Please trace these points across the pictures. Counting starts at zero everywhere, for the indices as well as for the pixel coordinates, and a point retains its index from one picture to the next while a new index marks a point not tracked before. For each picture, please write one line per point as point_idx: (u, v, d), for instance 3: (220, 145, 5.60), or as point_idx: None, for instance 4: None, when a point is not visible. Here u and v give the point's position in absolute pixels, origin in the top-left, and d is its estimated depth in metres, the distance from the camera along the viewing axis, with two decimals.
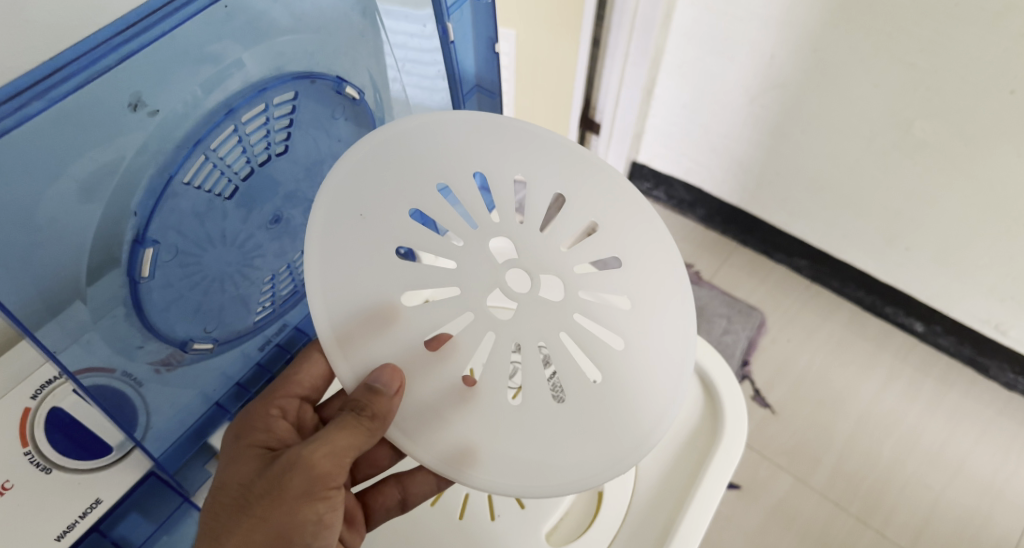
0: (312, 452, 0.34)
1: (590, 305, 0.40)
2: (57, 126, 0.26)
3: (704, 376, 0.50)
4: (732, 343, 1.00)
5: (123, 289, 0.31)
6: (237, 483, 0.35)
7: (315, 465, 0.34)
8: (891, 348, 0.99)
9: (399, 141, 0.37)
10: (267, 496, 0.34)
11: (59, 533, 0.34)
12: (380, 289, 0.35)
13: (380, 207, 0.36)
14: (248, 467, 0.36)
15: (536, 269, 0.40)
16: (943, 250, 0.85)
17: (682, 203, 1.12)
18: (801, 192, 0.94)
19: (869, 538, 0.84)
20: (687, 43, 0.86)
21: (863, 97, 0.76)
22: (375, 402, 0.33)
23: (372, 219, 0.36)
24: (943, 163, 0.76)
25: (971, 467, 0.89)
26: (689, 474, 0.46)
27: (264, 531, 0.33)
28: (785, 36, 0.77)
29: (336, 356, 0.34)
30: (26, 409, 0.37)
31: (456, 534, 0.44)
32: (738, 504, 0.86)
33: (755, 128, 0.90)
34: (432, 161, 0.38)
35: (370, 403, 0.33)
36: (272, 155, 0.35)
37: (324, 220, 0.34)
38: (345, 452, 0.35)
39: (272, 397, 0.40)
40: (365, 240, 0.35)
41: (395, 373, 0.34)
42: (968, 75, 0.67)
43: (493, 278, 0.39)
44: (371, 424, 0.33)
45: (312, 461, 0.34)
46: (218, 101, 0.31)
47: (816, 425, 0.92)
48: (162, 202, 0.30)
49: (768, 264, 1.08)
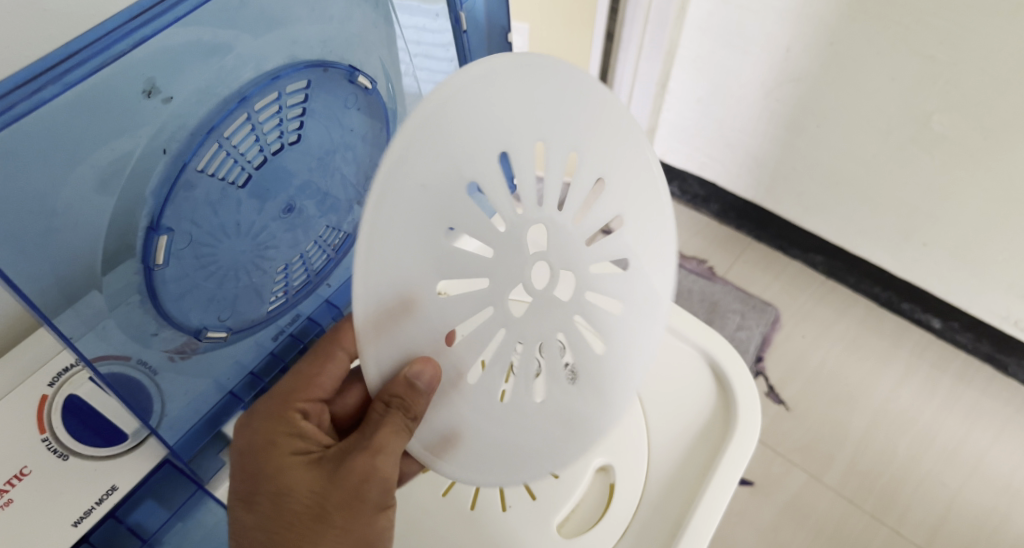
0: (382, 464, 0.35)
1: (593, 305, 0.40)
2: (72, 112, 0.26)
3: (717, 369, 0.50)
4: (746, 340, 0.99)
5: (138, 277, 0.31)
6: (307, 492, 0.35)
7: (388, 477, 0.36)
8: (907, 344, 0.98)
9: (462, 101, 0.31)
10: (346, 508, 0.35)
11: (77, 520, 0.34)
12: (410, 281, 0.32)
13: (439, 176, 0.31)
14: (305, 475, 0.36)
15: (557, 264, 0.37)
16: (961, 246, 0.83)
17: (696, 198, 1.11)
18: (817, 186, 0.92)
19: (884, 536, 0.82)
20: (701, 36, 0.85)
21: (880, 90, 0.75)
22: (413, 401, 0.33)
23: (432, 188, 0.31)
24: (962, 157, 0.74)
25: (988, 466, 0.87)
26: (702, 466, 0.46)
27: (349, 538, 0.35)
28: (802, 29, 0.76)
29: (365, 344, 0.32)
30: (43, 396, 0.38)
31: (468, 524, 0.44)
32: (750, 500, 0.86)
33: (770, 122, 0.89)
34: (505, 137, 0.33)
35: (409, 401, 0.33)
36: (285, 145, 0.35)
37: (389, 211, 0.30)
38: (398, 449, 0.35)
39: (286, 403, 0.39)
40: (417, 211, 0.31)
41: (428, 364, 0.34)
42: (988, 67, 0.66)
43: (520, 272, 0.36)
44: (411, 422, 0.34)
45: (385, 473, 0.35)
46: (230, 88, 0.31)
47: (831, 422, 0.91)
48: (177, 190, 0.30)
49: (782, 259, 1.07)
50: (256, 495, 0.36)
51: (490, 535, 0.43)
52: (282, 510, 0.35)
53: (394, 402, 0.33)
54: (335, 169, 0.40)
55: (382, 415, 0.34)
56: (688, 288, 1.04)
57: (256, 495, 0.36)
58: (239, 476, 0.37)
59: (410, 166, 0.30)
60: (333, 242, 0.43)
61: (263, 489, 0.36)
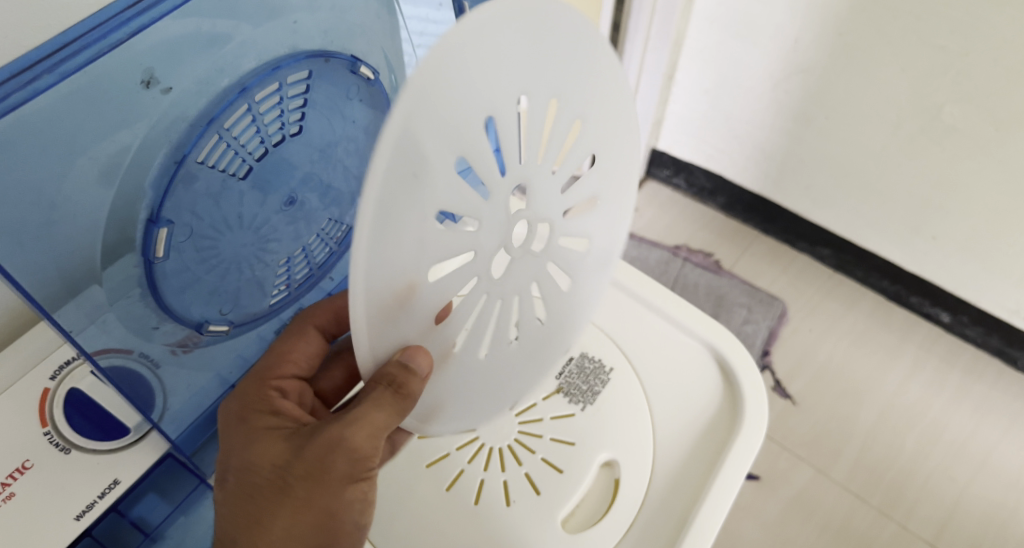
0: (352, 435, 0.33)
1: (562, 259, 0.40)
2: (70, 102, 0.25)
3: (724, 363, 0.49)
4: (753, 334, 0.98)
5: (138, 270, 0.31)
6: (268, 467, 0.35)
7: (358, 449, 0.33)
8: (916, 338, 0.97)
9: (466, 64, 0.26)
10: (308, 479, 0.34)
11: (78, 514, 0.34)
12: (407, 268, 0.28)
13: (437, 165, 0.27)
14: (276, 447, 0.35)
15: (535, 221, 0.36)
16: (971, 239, 0.82)
17: (703, 190, 1.10)
18: (825, 179, 0.91)
19: (891, 532, 0.82)
20: (710, 27, 0.84)
21: (890, 81, 0.74)
22: (410, 381, 0.32)
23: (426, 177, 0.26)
24: (974, 149, 0.73)
25: (997, 461, 0.87)
26: (708, 462, 0.45)
27: (312, 513, 0.34)
28: (811, 19, 0.75)
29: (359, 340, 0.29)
30: (45, 390, 0.38)
31: (471, 521, 0.43)
32: (756, 495, 0.85)
33: (779, 114, 0.88)
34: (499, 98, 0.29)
35: (406, 381, 0.32)
36: (286, 136, 0.34)
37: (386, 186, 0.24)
38: (382, 429, 0.33)
39: (264, 381, 0.39)
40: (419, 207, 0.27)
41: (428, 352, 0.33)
42: (1001, 58, 0.64)
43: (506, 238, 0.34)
44: (405, 401, 0.32)
45: (354, 444, 0.33)
46: (230, 79, 0.30)
47: (838, 416, 0.91)
48: (176, 182, 0.30)
49: (789, 252, 1.06)
50: (226, 468, 0.36)
51: (494, 530, 0.43)
52: (248, 480, 0.35)
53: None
54: (337, 161, 0.39)
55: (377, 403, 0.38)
56: (693, 281, 1.03)
57: (227, 467, 0.36)
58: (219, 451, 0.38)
59: (404, 152, 0.25)
60: (336, 235, 0.43)
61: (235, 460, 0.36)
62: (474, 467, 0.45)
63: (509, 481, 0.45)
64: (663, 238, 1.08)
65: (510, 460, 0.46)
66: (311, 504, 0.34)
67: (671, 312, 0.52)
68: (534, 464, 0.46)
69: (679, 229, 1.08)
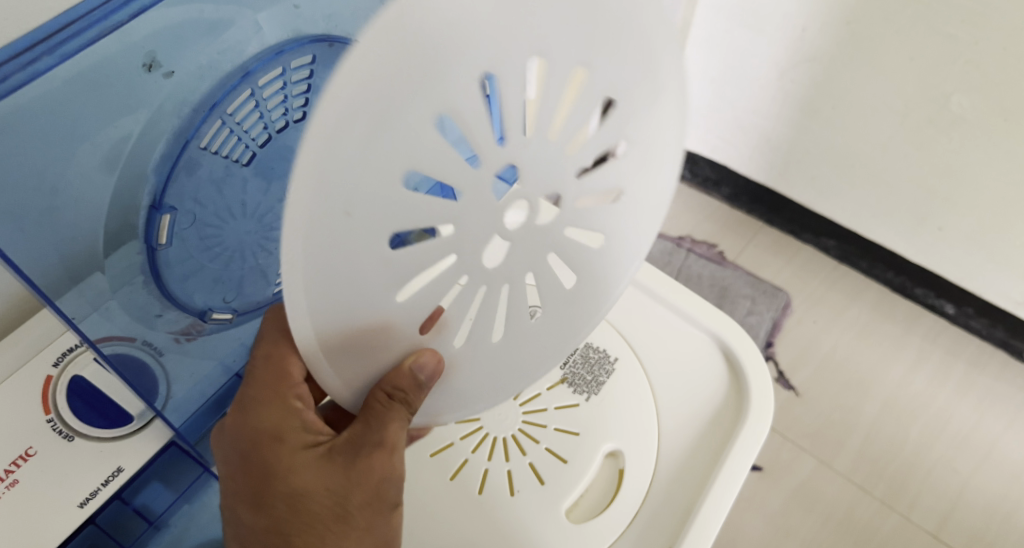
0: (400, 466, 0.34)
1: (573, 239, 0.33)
2: (68, 84, 0.25)
3: (728, 352, 0.49)
4: (756, 325, 0.97)
5: (141, 258, 0.31)
6: (323, 493, 0.33)
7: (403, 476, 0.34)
8: (920, 330, 0.97)
9: (377, 133, 0.21)
10: (367, 506, 0.34)
11: (82, 500, 0.34)
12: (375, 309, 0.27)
13: (376, 212, 0.24)
14: (320, 473, 0.33)
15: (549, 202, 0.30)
16: (978, 230, 0.82)
17: (707, 181, 1.09)
18: (829, 169, 0.91)
19: (894, 523, 0.82)
20: (717, 15, 0.83)
21: (897, 70, 0.73)
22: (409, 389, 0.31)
23: (361, 219, 0.23)
24: (980, 140, 0.73)
25: (1001, 452, 0.87)
26: (713, 453, 0.45)
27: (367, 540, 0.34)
28: (819, 7, 0.74)
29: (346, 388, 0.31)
30: (48, 377, 0.38)
31: (477, 515, 0.43)
32: (759, 485, 0.85)
33: (785, 104, 0.87)
34: (416, 84, 0.21)
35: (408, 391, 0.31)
36: (290, 123, 0.34)
37: (308, 245, 0.23)
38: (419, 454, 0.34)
39: (279, 394, 0.35)
40: (365, 255, 0.25)
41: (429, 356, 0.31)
42: (1011, 47, 0.64)
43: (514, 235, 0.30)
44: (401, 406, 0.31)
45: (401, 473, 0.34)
46: (234, 63, 0.29)
47: (841, 407, 0.91)
48: (179, 169, 0.30)
49: (794, 244, 1.05)
50: (267, 498, 0.33)
51: (498, 523, 0.42)
52: (297, 513, 0.33)
53: (397, 396, 0.31)
54: None
55: (383, 409, 0.31)
56: (697, 272, 1.02)
57: (268, 496, 0.33)
58: (243, 475, 0.34)
59: (327, 208, 0.22)
60: None
61: (270, 490, 0.33)
62: (478, 458, 0.45)
63: (513, 471, 0.44)
64: (667, 229, 1.07)
65: (513, 450, 0.45)
66: (371, 533, 0.34)
67: (679, 306, 0.51)
68: (538, 453, 0.45)
69: (683, 220, 1.08)
